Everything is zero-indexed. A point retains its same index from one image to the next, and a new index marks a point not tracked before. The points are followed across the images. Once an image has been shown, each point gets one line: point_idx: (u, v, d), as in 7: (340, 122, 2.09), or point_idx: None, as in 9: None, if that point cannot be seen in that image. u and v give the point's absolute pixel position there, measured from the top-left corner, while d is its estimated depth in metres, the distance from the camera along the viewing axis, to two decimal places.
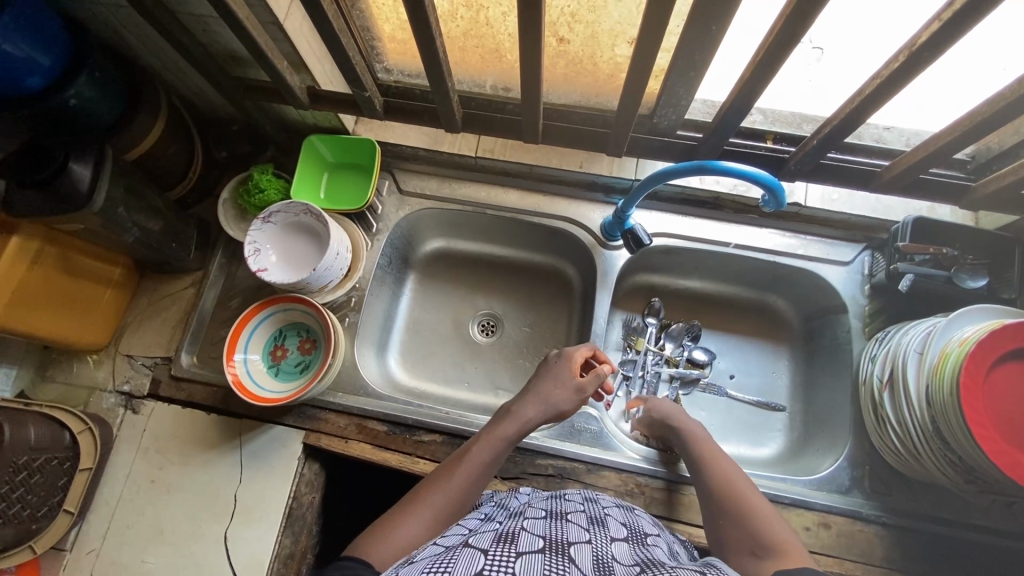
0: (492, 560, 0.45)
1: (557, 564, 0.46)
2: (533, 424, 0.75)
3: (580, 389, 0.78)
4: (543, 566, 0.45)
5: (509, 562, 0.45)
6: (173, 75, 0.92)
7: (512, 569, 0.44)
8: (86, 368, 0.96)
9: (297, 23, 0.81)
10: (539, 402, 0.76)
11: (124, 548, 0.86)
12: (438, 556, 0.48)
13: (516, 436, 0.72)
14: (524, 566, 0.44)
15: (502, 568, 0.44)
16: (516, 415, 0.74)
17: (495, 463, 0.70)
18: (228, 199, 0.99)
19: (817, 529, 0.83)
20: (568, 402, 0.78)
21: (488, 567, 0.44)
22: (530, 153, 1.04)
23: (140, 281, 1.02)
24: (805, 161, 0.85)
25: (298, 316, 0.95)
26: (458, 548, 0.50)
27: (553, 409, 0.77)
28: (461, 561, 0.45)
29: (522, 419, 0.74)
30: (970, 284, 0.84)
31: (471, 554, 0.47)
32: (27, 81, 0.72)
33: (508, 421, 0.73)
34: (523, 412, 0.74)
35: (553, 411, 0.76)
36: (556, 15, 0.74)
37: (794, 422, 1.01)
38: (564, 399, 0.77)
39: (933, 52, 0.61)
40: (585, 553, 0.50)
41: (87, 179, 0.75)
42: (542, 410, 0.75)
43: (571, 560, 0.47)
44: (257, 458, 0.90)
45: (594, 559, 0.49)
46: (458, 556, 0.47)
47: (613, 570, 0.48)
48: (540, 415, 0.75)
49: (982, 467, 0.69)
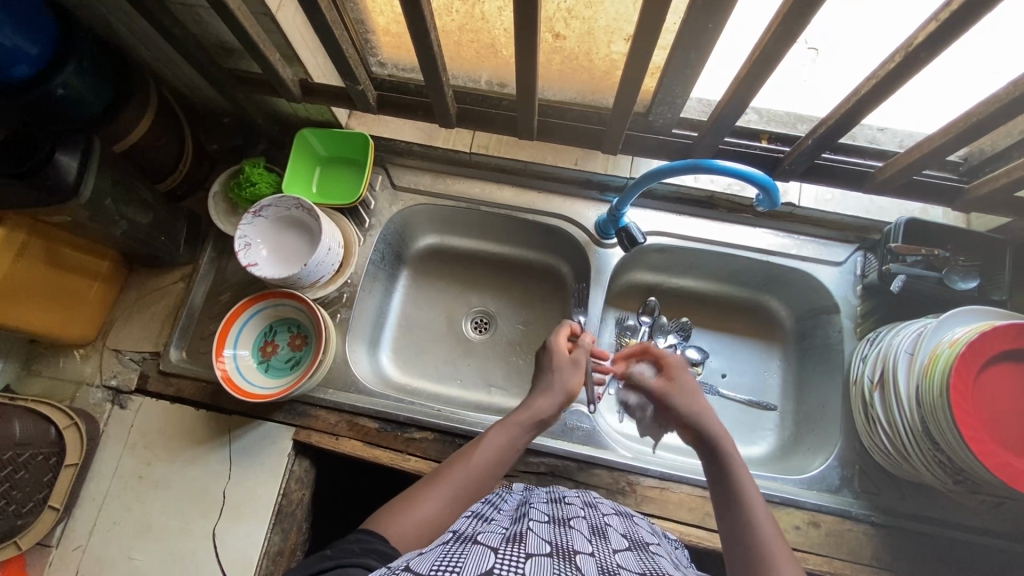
0: (503, 559, 0.45)
1: (566, 571, 0.46)
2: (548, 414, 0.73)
3: (575, 361, 0.77)
4: (553, 570, 0.45)
5: (520, 563, 0.45)
6: (163, 65, 0.91)
7: (524, 571, 0.44)
8: (73, 362, 0.95)
9: (290, 15, 0.79)
10: (552, 390, 0.74)
11: (111, 544, 0.85)
12: (448, 550, 0.47)
13: (533, 421, 0.71)
14: (534, 568, 0.44)
15: (514, 567, 0.44)
16: (531, 402, 0.73)
17: (514, 449, 0.69)
18: (218, 193, 0.98)
19: (807, 528, 0.84)
20: (572, 379, 0.76)
21: (499, 566, 0.44)
22: (525, 150, 1.04)
23: (129, 274, 1.01)
24: (799, 161, 0.85)
25: (290, 311, 0.94)
26: (466, 544, 0.49)
27: (566, 391, 0.75)
28: (471, 556, 0.45)
29: (537, 406, 0.72)
30: (961, 285, 0.85)
31: (481, 552, 0.47)
32: (14, 70, 0.71)
33: (522, 408, 0.72)
34: (536, 399, 0.73)
35: (562, 395, 0.74)
36: (553, 11, 0.73)
37: (786, 421, 1.02)
38: (566, 376, 0.76)
39: (932, 51, 0.61)
40: (591, 563, 0.50)
41: (73, 171, 0.73)
42: (552, 397, 0.74)
43: (578, 568, 0.47)
44: (247, 455, 0.89)
45: (600, 570, 0.49)
46: (468, 552, 0.46)
47: None
48: (554, 402, 0.73)
49: (971, 468, 0.70)
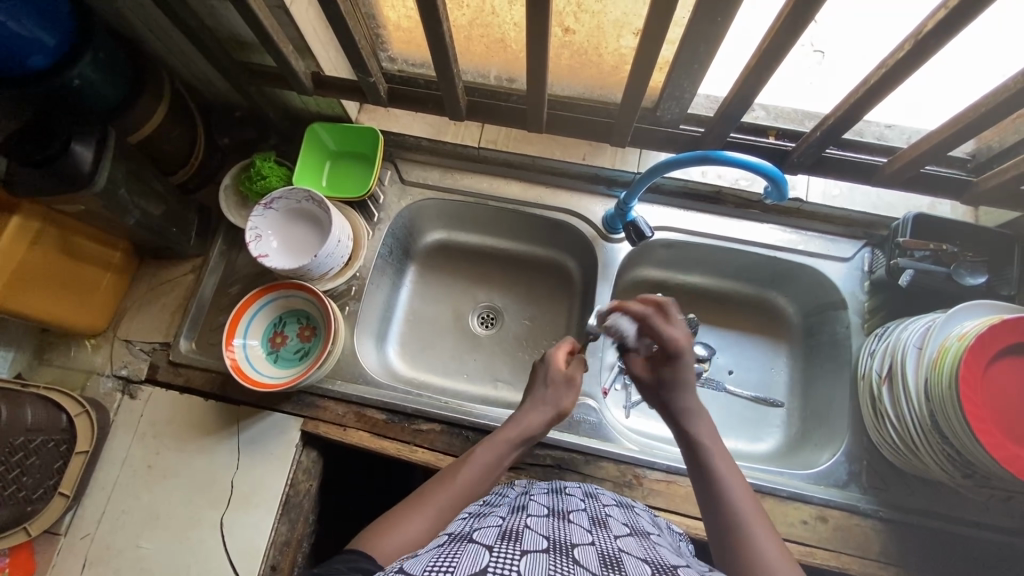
0: (498, 557, 0.44)
1: (561, 563, 0.45)
2: (536, 429, 0.72)
3: (570, 379, 0.77)
4: (549, 565, 0.44)
5: (514, 560, 0.44)
6: (176, 59, 0.92)
7: (518, 567, 0.43)
8: (84, 352, 0.96)
9: (303, 8, 0.80)
10: (542, 405, 0.74)
11: (119, 533, 0.85)
12: (442, 551, 0.47)
13: (520, 440, 0.70)
14: (529, 564, 0.44)
15: (509, 565, 0.43)
16: (517, 419, 0.72)
17: (501, 466, 0.67)
18: (229, 186, 0.99)
19: (814, 523, 0.83)
20: (566, 399, 0.75)
21: (493, 564, 0.43)
22: (535, 145, 1.05)
23: (139, 266, 1.02)
24: (808, 154, 0.85)
25: (299, 303, 0.94)
26: (462, 543, 0.49)
27: (556, 411, 0.74)
28: (465, 556, 0.45)
29: (523, 424, 0.71)
30: (968, 281, 0.85)
31: (475, 550, 0.46)
32: (32, 60, 0.72)
33: (511, 426, 0.71)
34: (524, 416, 0.72)
35: (554, 413, 0.74)
36: (563, 5, 0.74)
37: (793, 417, 1.01)
38: (561, 396, 0.75)
39: (941, 39, 0.61)
40: (591, 553, 0.49)
41: (89, 160, 0.75)
42: (543, 415, 0.73)
43: (576, 561, 0.47)
44: (255, 444, 0.89)
45: (600, 558, 0.49)
46: (462, 552, 0.46)
47: (621, 566, 0.48)
48: (543, 418, 0.72)
49: (980, 460, 0.69)
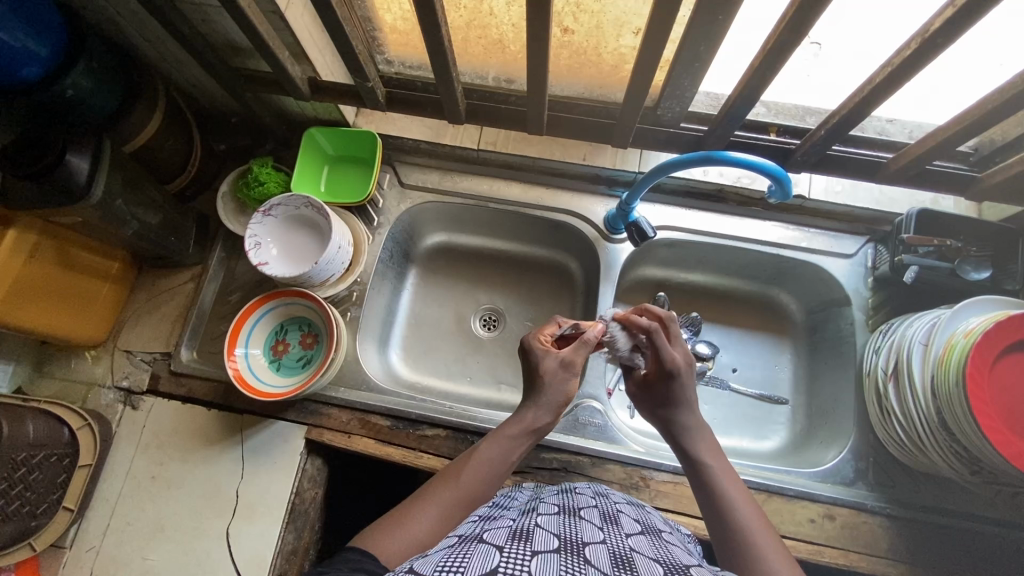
0: (509, 558, 0.44)
1: (573, 564, 0.45)
2: (544, 422, 0.68)
3: (566, 364, 0.71)
4: (560, 566, 0.44)
5: (525, 561, 0.44)
6: (170, 64, 0.91)
7: (529, 568, 0.43)
8: (84, 363, 0.95)
9: (299, 12, 0.79)
10: (545, 398, 0.69)
11: (125, 545, 0.85)
12: (452, 551, 0.46)
13: (524, 432, 0.67)
14: (541, 564, 0.43)
15: (519, 566, 0.42)
16: (522, 412, 0.69)
17: (507, 461, 0.65)
18: (227, 192, 0.98)
19: (822, 521, 0.83)
20: (563, 383, 0.70)
21: (504, 564, 0.43)
22: (534, 145, 1.03)
23: (137, 276, 1.01)
24: (811, 152, 0.85)
25: (300, 310, 0.94)
26: (472, 543, 0.48)
27: (562, 401, 0.70)
28: (476, 556, 0.44)
29: (529, 417, 0.68)
30: (973, 275, 0.85)
31: (486, 550, 0.46)
32: (25, 71, 0.71)
33: (515, 422, 0.68)
34: (527, 412, 0.68)
35: (557, 400, 0.69)
36: (561, 5, 0.73)
37: (798, 415, 1.01)
38: (558, 384, 0.70)
39: (948, 37, 0.61)
40: (602, 553, 0.48)
41: (84, 171, 0.74)
42: (547, 407, 0.69)
43: (587, 561, 0.46)
44: (259, 453, 0.89)
45: (611, 557, 0.48)
46: (472, 552, 0.46)
47: (633, 566, 0.47)
48: (546, 413, 0.68)
49: (988, 458, 0.69)
